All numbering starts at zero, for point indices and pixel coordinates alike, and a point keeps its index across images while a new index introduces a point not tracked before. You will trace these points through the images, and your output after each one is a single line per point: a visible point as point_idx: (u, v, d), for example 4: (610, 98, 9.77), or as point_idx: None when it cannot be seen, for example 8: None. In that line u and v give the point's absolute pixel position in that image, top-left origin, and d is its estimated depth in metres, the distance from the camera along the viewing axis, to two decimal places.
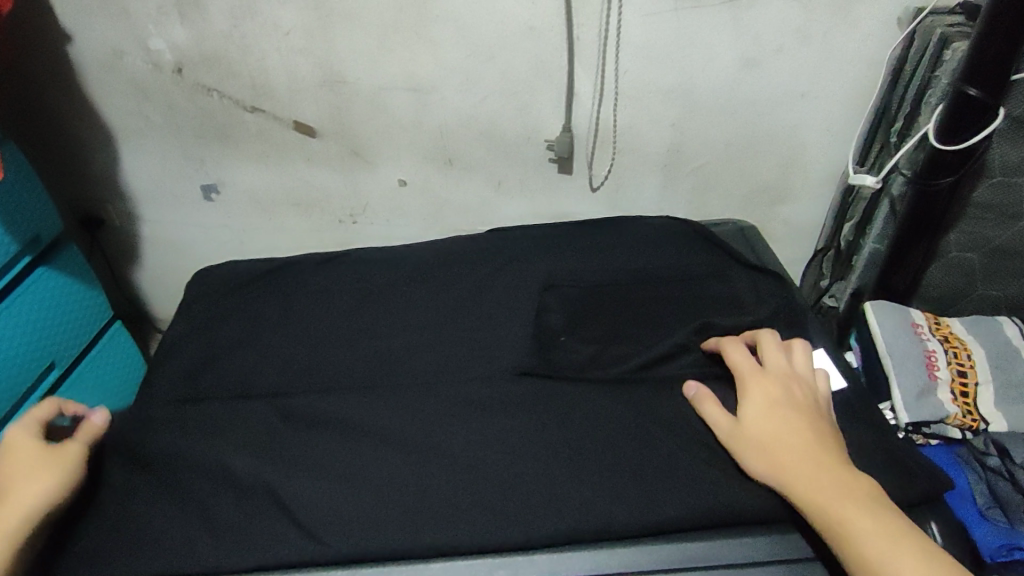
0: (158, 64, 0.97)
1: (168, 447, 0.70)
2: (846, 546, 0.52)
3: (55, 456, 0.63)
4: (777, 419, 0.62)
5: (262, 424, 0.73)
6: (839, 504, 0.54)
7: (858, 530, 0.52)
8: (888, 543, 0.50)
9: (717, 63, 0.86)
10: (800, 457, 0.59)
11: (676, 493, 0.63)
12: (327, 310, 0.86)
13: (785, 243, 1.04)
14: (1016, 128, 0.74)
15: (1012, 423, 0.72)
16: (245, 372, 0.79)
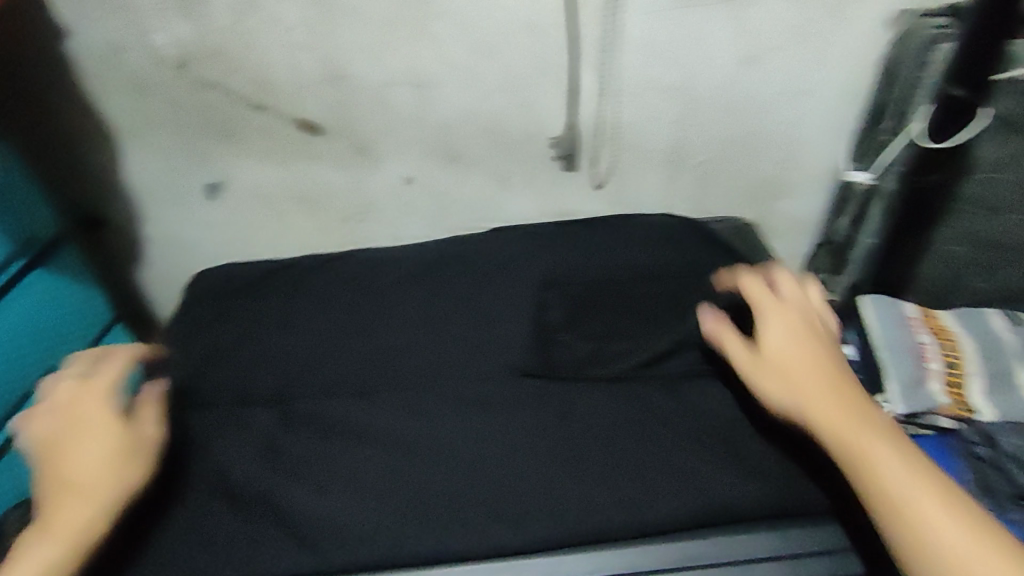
0: (159, 60, 0.97)
1: (168, 456, 0.68)
2: (866, 470, 0.53)
3: (132, 445, 0.62)
4: (800, 351, 0.63)
5: (261, 429, 0.71)
6: (860, 431, 0.55)
7: (877, 455, 0.53)
8: (906, 468, 0.52)
9: (715, 60, 0.89)
10: (822, 387, 0.59)
11: (676, 495, 0.62)
12: (318, 307, 0.84)
13: (782, 237, 1.07)
14: (1002, 127, 0.77)
15: (1001, 412, 0.75)
16: (235, 373, 0.76)
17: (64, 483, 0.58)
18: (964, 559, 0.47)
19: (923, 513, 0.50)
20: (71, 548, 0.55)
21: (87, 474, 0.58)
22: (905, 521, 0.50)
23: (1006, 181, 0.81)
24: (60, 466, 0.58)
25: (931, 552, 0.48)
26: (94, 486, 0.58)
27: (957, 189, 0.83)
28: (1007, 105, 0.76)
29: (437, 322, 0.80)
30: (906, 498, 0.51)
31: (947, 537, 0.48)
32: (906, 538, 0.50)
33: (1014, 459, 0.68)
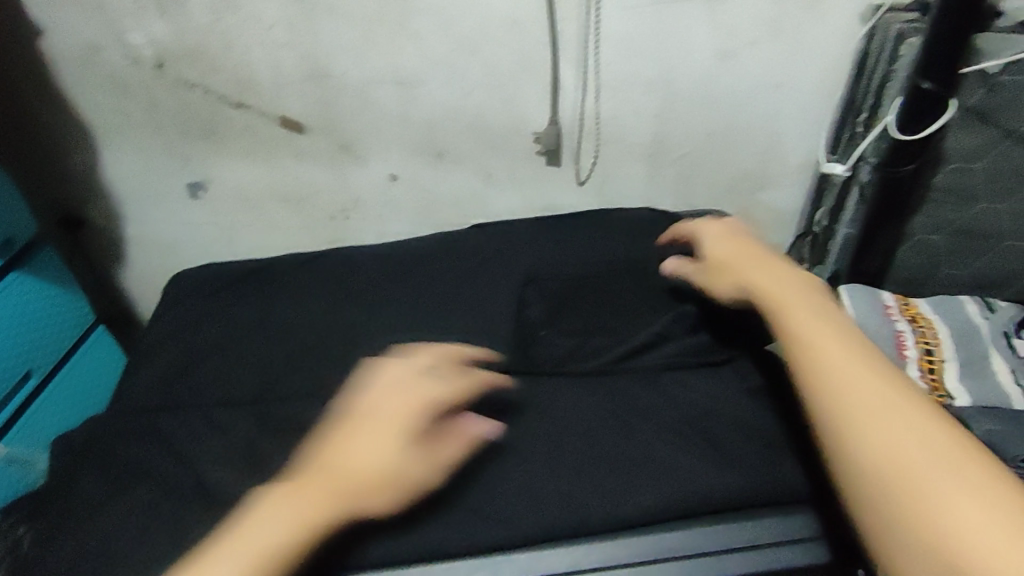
0: (138, 59, 0.97)
1: (137, 458, 0.66)
2: (788, 323, 0.51)
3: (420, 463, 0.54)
4: (737, 246, 0.65)
5: (240, 435, 0.67)
6: (789, 292, 0.54)
7: (799, 309, 0.52)
8: (831, 323, 0.50)
9: (693, 53, 0.90)
10: (757, 263, 0.60)
11: (659, 484, 0.60)
12: (299, 303, 0.83)
13: (764, 229, 1.08)
14: (971, 118, 0.79)
15: (976, 398, 0.76)
16: (216, 376, 0.75)
17: (321, 477, 0.48)
18: (880, 405, 0.42)
19: (840, 363, 0.46)
20: (261, 559, 0.43)
21: (365, 474, 0.49)
22: (821, 369, 0.46)
23: (978, 170, 0.83)
24: (330, 470, 0.48)
25: (845, 397, 0.44)
26: (373, 487, 0.50)
27: (929, 179, 0.84)
28: (973, 97, 0.78)
29: (423, 317, 0.79)
30: (824, 345, 0.47)
31: (866, 388, 0.44)
32: (821, 385, 0.45)
33: (991, 443, 0.68)
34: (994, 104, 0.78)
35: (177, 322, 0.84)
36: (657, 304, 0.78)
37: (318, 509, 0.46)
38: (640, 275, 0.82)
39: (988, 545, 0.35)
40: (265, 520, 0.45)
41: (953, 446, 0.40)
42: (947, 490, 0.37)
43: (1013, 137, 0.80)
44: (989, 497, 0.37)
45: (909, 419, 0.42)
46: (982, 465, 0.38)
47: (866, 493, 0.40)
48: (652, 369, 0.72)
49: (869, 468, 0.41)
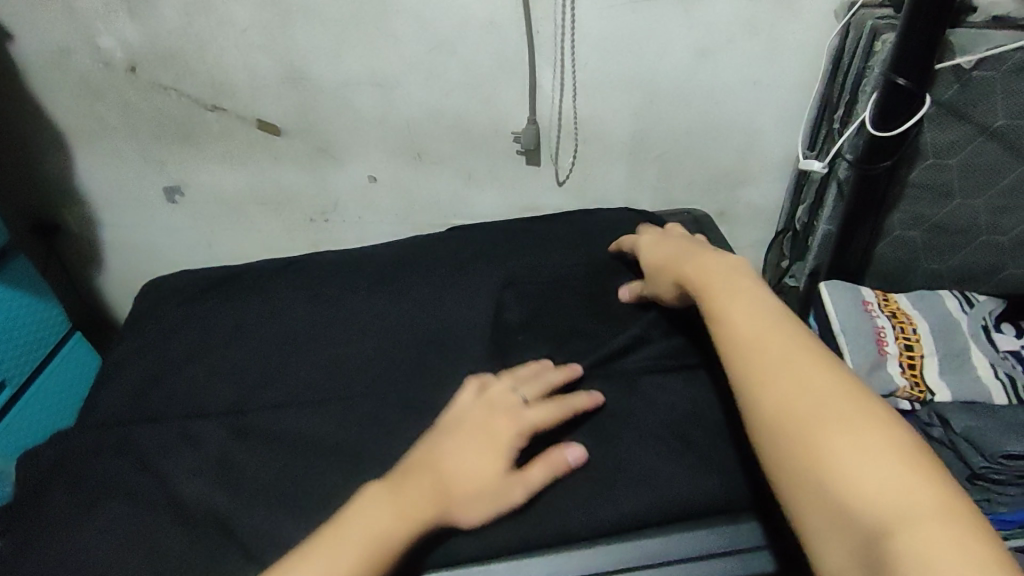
0: (110, 63, 0.95)
1: (113, 474, 0.65)
2: (715, 302, 0.55)
3: (503, 481, 0.58)
4: (673, 245, 0.71)
5: (213, 445, 0.67)
6: (715, 273, 0.59)
7: (724, 287, 0.56)
8: (751, 299, 0.54)
9: (671, 52, 0.89)
10: (689, 255, 0.66)
11: (637, 490, 0.61)
12: (275, 308, 0.82)
13: (745, 226, 1.08)
14: (946, 113, 0.79)
15: (956, 393, 0.77)
16: (193, 386, 0.74)
17: (422, 479, 0.56)
18: (788, 369, 0.47)
19: (756, 335, 0.50)
20: (369, 547, 0.51)
21: (458, 480, 0.57)
22: (740, 342, 0.50)
23: (953, 166, 0.83)
24: (432, 474, 0.56)
25: (757, 364, 0.48)
26: (459, 498, 0.57)
27: (905, 175, 0.84)
28: (947, 93, 0.78)
29: (401, 321, 0.79)
30: (744, 319, 0.51)
31: (777, 354, 0.48)
32: (738, 357, 0.49)
33: (967, 441, 0.70)
34: (969, 99, 0.78)
35: (150, 331, 0.83)
36: (635, 305, 0.77)
37: (416, 510, 0.54)
38: (619, 274, 0.82)
39: (872, 489, 0.39)
40: (373, 513, 0.53)
41: (849, 402, 0.44)
42: (841, 443, 0.42)
43: (988, 133, 0.80)
44: (877, 446, 0.41)
45: (814, 381, 0.45)
46: (872, 416, 0.43)
47: (773, 449, 0.45)
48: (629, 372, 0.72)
49: (776, 426, 0.45)
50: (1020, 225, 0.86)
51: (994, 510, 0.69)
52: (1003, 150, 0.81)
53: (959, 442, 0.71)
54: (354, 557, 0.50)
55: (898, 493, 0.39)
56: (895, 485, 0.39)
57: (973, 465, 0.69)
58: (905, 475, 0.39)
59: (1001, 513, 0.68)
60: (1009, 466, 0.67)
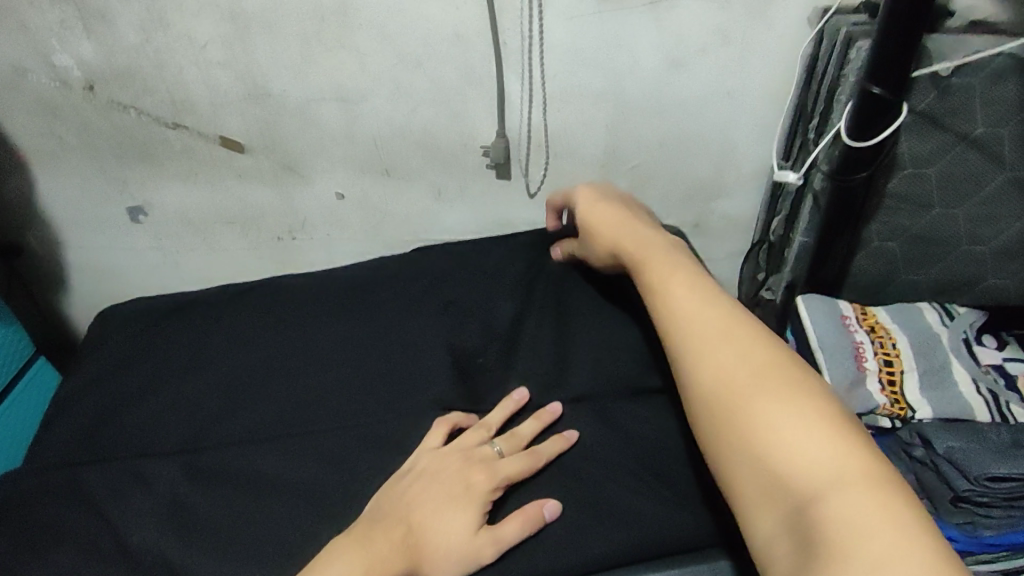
0: (67, 82, 0.92)
1: (55, 520, 0.63)
2: (661, 291, 0.58)
3: (473, 536, 0.56)
4: (612, 216, 0.71)
5: (163, 487, 0.65)
6: (660, 262, 0.61)
7: (670, 275, 0.59)
8: (695, 286, 0.57)
9: (643, 62, 0.87)
10: (632, 237, 0.67)
11: (607, 528, 0.59)
12: (235, 337, 0.79)
13: (722, 238, 1.06)
14: (924, 122, 0.77)
15: (937, 409, 0.75)
16: (144, 424, 0.71)
17: (390, 532, 0.55)
18: (729, 351, 0.50)
19: (699, 321, 0.53)
20: None
21: (427, 535, 0.56)
22: (685, 331, 0.53)
23: (933, 176, 0.81)
24: (402, 529, 0.56)
25: (700, 349, 0.51)
26: (427, 554, 0.55)
27: (883, 185, 0.82)
28: (926, 101, 0.76)
29: (365, 348, 0.76)
30: (689, 307, 0.54)
31: (719, 338, 0.51)
32: (683, 344, 0.53)
33: (950, 462, 0.68)
34: (948, 107, 0.76)
35: (101, 364, 0.80)
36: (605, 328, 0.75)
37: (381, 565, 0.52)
38: (590, 295, 0.79)
39: (804, 454, 0.43)
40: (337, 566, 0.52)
41: (785, 377, 0.47)
42: (776, 415, 0.45)
43: (968, 141, 0.78)
44: (810, 416, 0.44)
45: (753, 357, 0.49)
46: (805, 389, 0.46)
47: (713, 417, 0.48)
48: (600, 398, 0.70)
49: (717, 403, 0.48)
50: (1001, 235, 0.84)
51: (977, 533, 0.66)
52: (983, 158, 0.79)
53: (942, 462, 0.69)
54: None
55: (822, 451, 0.42)
56: (826, 451, 0.42)
57: (956, 486, 0.67)
58: (834, 440, 0.43)
59: (983, 536, 0.66)
60: (992, 489, 0.65)
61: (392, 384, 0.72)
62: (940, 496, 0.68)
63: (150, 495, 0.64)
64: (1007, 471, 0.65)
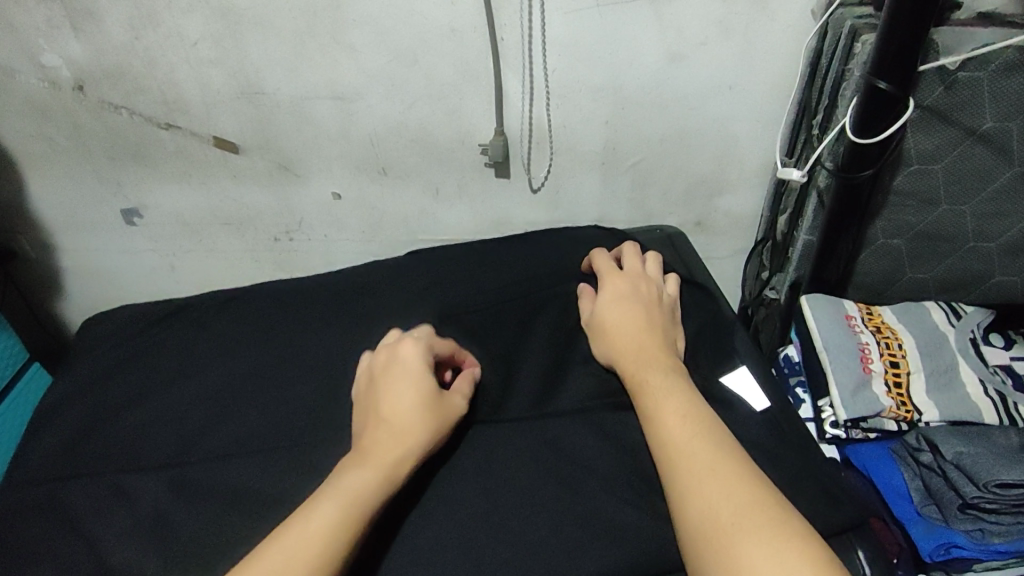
0: (56, 82, 0.90)
1: (37, 538, 0.63)
2: (650, 405, 0.60)
3: (440, 410, 0.63)
4: (622, 310, 0.71)
5: (148, 500, 0.64)
6: (653, 375, 0.63)
7: (664, 391, 0.61)
8: (682, 404, 0.59)
9: (642, 56, 0.85)
10: (632, 336, 0.68)
11: (604, 544, 0.58)
12: (228, 347, 0.79)
13: (723, 235, 1.05)
14: (930, 118, 0.75)
15: (944, 412, 0.74)
16: (129, 435, 0.71)
17: (378, 436, 0.60)
18: (713, 484, 0.52)
19: (686, 446, 0.55)
20: (349, 509, 0.55)
21: (404, 421, 0.61)
22: (675, 453, 0.55)
23: (937, 172, 0.79)
24: (378, 429, 0.61)
25: (688, 478, 0.53)
26: (407, 428, 0.61)
27: (889, 182, 0.81)
28: (932, 95, 0.74)
29: (358, 355, 0.75)
30: (677, 429, 0.57)
31: (704, 468, 0.54)
32: (672, 467, 0.55)
33: (959, 469, 0.67)
34: (954, 102, 0.74)
35: (94, 372, 0.80)
36: None
37: (378, 461, 0.58)
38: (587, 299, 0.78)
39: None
40: (345, 480, 0.57)
41: (763, 515, 0.50)
42: (757, 558, 0.48)
43: (975, 136, 0.76)
44: (793, 560, 0.47)
45: (737, 493, 0.52)
46: (781, 526, 0.50)
47: (696, 551, 0.50)
48: (598, 407, 0.69)
49: (701, 537, 0.50)
50: (1006, 232, 0.83)
51: (987, 541, 0.65)
52: (990, 152, 0.77)
53: (950, 469, 0.68)
54: (334, 515, 0.54)
55: None
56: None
57: (964, 492, 0.66)
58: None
59: (994, 543, 0.65)
60: (1002, 495, 0.65)
61: None
62: (948, 503, 0.67)
63: (127, 512, 0.63)
64: (1016, 479, 0.64)
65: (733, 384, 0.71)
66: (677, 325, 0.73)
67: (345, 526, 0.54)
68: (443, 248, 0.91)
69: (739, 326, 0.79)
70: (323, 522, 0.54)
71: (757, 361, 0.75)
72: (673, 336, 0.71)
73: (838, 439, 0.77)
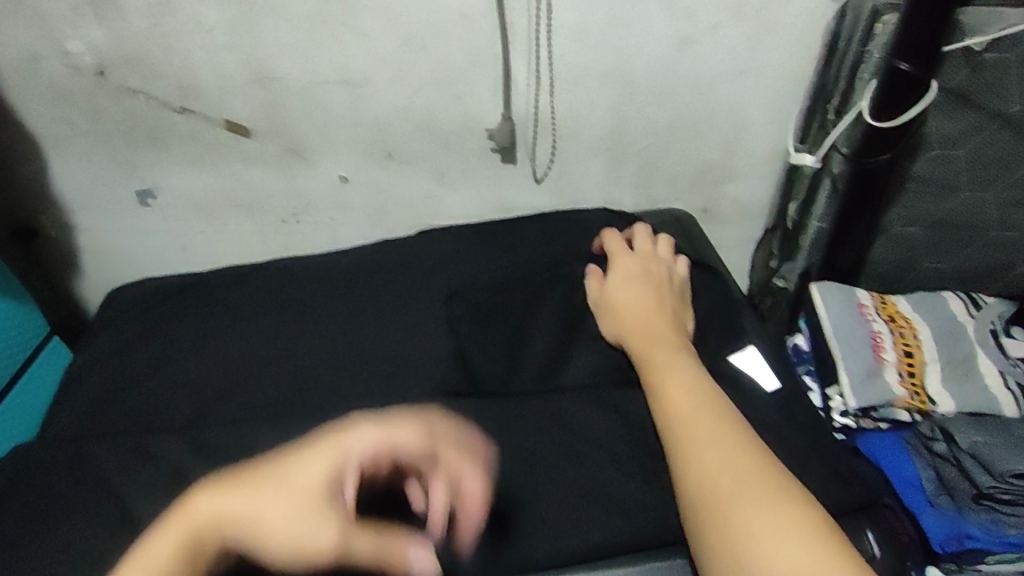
0: (77, 66, 0.92)
1: (64, 499, 0.64)
2: (652, 375, 0.60)
3: (309, 520, 0.45)
4: (633, 290, 0.71)
5: (171, 460, 0.65)
6: (659, 349, 0.63)
7: (670, 363, 0.60)
8: (682, 374, 0.59)
9: (655, 40, 0.84)
10: (637, 310, 0.69)
11: (595, 519, 0.60)
12: (231, 322, 0.79)
13: (734, 223, 1.03)
14: (952, 101, 0.73)
15: (960, 404, 0.72)
16: (153, 401, 0.73)
17: (213, 497, 0.45)
18: (714, 446, 0.51)
19: (689, 411, 0.54)
20: None
21: (262, 511, 0.45)
22: (674, 419, 0.55)
23: (958, 158, 0.77)
24: (235, 491, 0.45)
25: (689, 441, 0.52)
26: (258, 523, 0.45)
27: (907, 168, 0.78)
28: (956, 78, 0.72)
29: (359, 331, 0.75)
30: (674, 395, 0.57)
31: (698, 431, 0.53)
32: (671, 432, 0.54)
33: (974, 458, 0.66)
34: (978, 84, 0.72)
35: (106, 345, 0.82)
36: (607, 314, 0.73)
37: (205, 530, 0.44)
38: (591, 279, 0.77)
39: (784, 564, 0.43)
40: (160, 538, 0.43)
41: (759, 479, 0.48)
42: (754, 516, 0.46)
43: (1001, 119, 0.74)
44: (791, 518, 0.46)
45: (737, 455, 0.50)
46: (777, 490, 0.48)
47: (694, 513, 0.49)
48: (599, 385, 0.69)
49: (698, 496, 0.49)
50: None
51: (1002, 533, 0.63)
52: (1016, 137, 0.75)
53: (965, 458, 0.66)
54: None
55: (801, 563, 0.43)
56: (801, 562, 0.43)
57: (979, 482, 0.64)
58: (816, 553, 0.44)
59: (1008, 535, 0.63)
60: (1017, 485, 0.63)
61: (384, 370, 0.71)
62: (962, 492, 0.65)
63: (129, 476, 0.64)
64: None
65: (741, 365, 0.69)
66: (687, 308, 0.72)
67: None
68: (447, 230, 0.90)
69: (749, 312, 0.77)
70: None
71: (767, 346, 0.73)
72: (683, 317, 0.70)
73: (849, 429, 0.74)
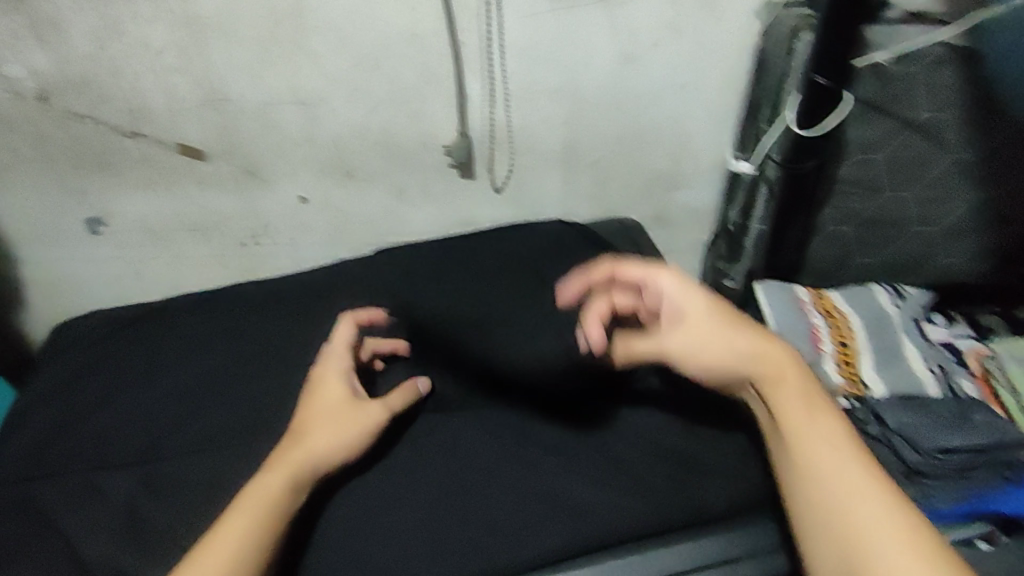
0: (17, 92, 0.90)
1: (45, 546, 0.65)
2: (804, 453, 0.54)
3: (352, 412, 0.67)
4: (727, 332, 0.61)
5: (119, 499, 0.68)
6: (800, 413, 0.56)
7: (818, 436, 0.54)
8: (848, 460, 0.52)
9: (599, 57, 0.89)
10: (755, 372, 0.60)
11: (563, 522, 0.64)
12: (201, 358, 0.81)
13: (684, 230, 1.08)
14: (867, 110, 0.80)
15: (892, 388, 0.79)
16: (98, 435, 0.75)
17: (284, 445, 0.64)
18: (900, 545, 0.47)
19: (860, 500, 0.50)
20: (257, 513, 0.57)
21: (312, 425, 0.65)
22: (847, 511, 0.50)
23: (880, 161, 0.84)
24: (290, 435, 0.65)
25: (870, 538, 0.48)
26: (314, 432, 0.64)
27: (834, 172, 0.85)
28: (869, 88, 0.78)
29: None
30: (827, 489, 0.51)
31: (874, 538, 0.48)
32: (849, 523, 0.49)
33: (903, 438, 0.72)
34: (889, 93, 0.79)
35: (72, 383, 0.82)
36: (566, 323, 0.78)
37: (293, 463, 0.62)
38: (551, 295, 0.83)
39: None
40: (260, 482, 0.60)
41: None
42: None
43: (912, 126, 0.81)
44: None
45: (928, 554, 0.47)
46: None
47: None
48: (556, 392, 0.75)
49: None
50: (946, 216, 0.88)
51: (931, 504, 0.68)
52: (924, 141, 0.82)
53: (895, 438, 0.73)
54: (242, 525, 0.56)
55: None
56: None
57: (907, 459, 0.71)
58: None
59: (937, 506, 0.67)
60: (942, 460, 0.69)
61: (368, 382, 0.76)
62: (896, 470, 0.71)
63: (108, 522, 0.66)
64: (953, 443, 0.69)
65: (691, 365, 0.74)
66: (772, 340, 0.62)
67: (256, 529, 0.56)
68: (409, 246, 0.93)
69: None
70: (232, 532, 0.56)
71: None
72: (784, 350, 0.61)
73: None
